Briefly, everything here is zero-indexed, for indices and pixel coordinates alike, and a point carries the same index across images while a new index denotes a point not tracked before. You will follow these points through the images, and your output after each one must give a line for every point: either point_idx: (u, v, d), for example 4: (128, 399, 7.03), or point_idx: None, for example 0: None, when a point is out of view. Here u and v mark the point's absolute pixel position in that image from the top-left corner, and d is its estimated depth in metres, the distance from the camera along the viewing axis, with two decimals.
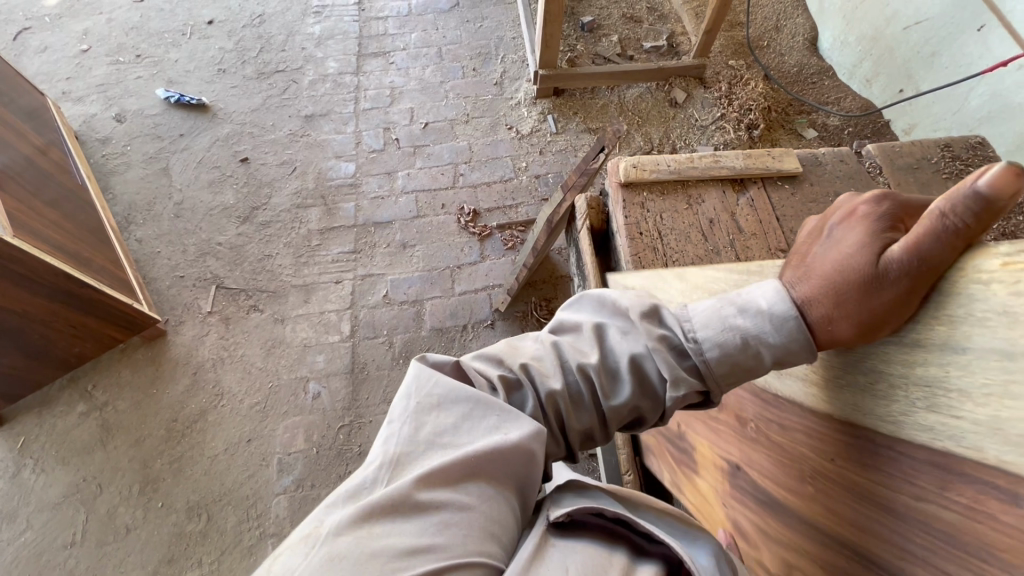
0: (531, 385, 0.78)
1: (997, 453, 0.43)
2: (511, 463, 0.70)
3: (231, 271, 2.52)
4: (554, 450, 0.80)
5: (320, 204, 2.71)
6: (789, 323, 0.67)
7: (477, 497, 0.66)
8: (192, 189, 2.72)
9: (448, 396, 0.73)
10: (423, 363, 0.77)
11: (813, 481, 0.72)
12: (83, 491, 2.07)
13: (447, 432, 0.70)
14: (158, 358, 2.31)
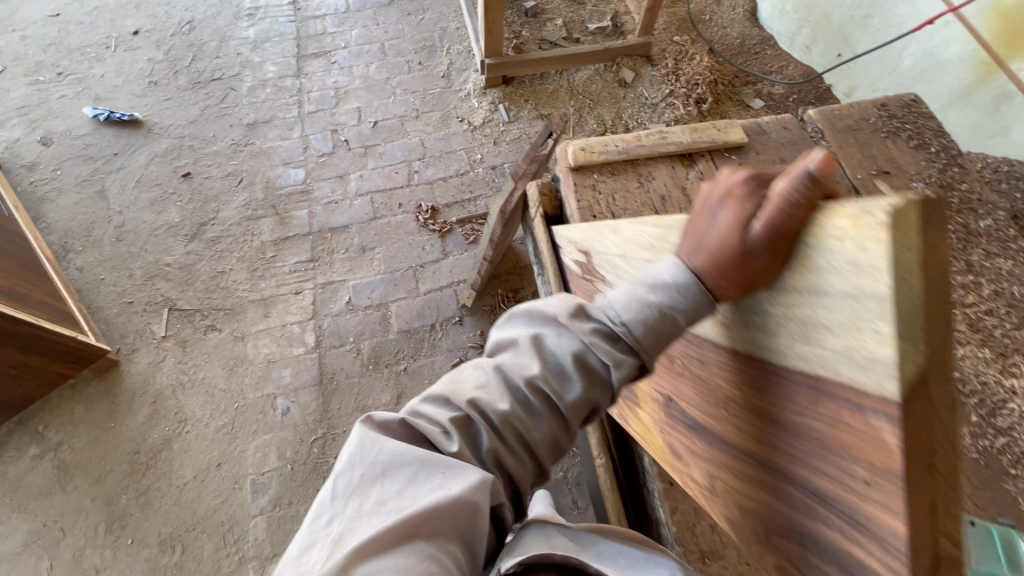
0: (482, 419, 0.73)
1: (853, 376, 0.42)
2: (455, 516, 0.66)
3: (182, 291, 2.41)
4: (520, 467, 0.76)
5: (271, 214, 2.61)
6: (689, 290, 0.61)
7: (420, 557, 0.61)
8: (132, 210, 2.59)
9: (391, 458, 0.68)
10: (364, 425, 0.73)
11: (721, 417, 0.66)
12: (44, 537, 1.97)
13: (390, 496, 0.66)
14: (112, 390, 2.20)
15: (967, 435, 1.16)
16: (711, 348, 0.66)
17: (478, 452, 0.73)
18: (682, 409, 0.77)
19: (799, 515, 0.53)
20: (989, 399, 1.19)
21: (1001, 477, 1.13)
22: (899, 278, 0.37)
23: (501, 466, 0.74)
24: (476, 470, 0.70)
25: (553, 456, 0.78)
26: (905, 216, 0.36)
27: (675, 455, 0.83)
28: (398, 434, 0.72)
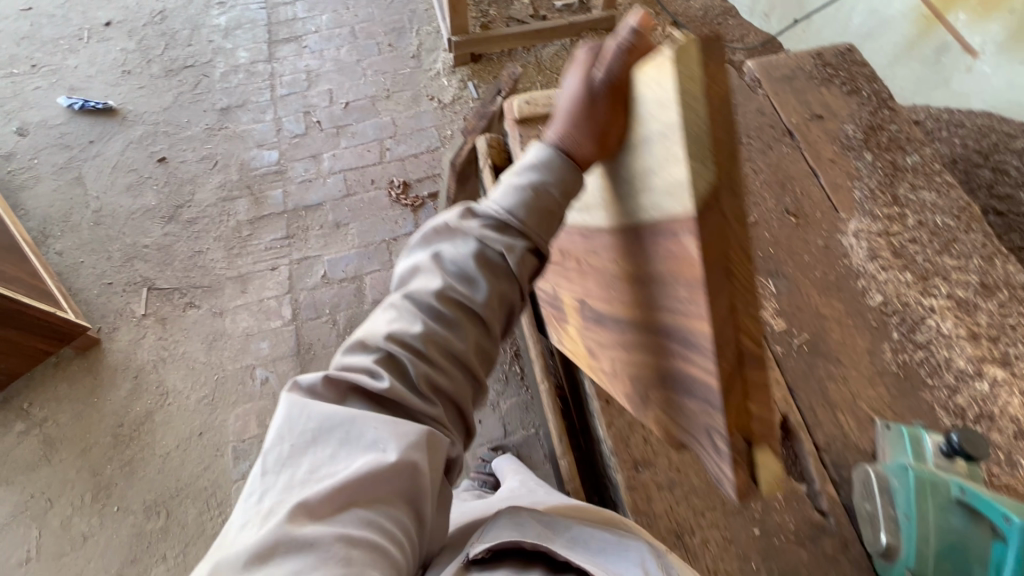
0: (405, 348, 0.73)
1: (671, 208, 0.49)
2: (392, 480, 0.68)
3: (161, 271, 2.47)
4: (455, 384, 0.75)
5: (246, 194, 2.67)
6: (553, 164, 0.71)
7: (358, 523, 0.64)
8: (109, 195, 2.64)
9: (322, 425, 0.69)
10: (291, 392, 0.72)
11: (613, 297, 0.72)
12: (32, 507, 2.03)
13: (323, 462, 0.67)
14: (95, 367, 2.26)
15: (887, 351, 1.23)
16: (599, 235, 0.72)
17: (409, 381, 0.73)
18: (591, 307, 0.84)
19: (661, 358, 0.61)
20: (909, 317, 1.26)
21: (919, 387, 1.20)
22: (685, 106, 0.44)
23: (435, 389, 0.74)
24: (413, 430, 0.71)
25: (484, 366, 0.79)
26: (686, 50, 0.43)
27: (593, 355, 0.89)
28: (326, 397, 0.72)
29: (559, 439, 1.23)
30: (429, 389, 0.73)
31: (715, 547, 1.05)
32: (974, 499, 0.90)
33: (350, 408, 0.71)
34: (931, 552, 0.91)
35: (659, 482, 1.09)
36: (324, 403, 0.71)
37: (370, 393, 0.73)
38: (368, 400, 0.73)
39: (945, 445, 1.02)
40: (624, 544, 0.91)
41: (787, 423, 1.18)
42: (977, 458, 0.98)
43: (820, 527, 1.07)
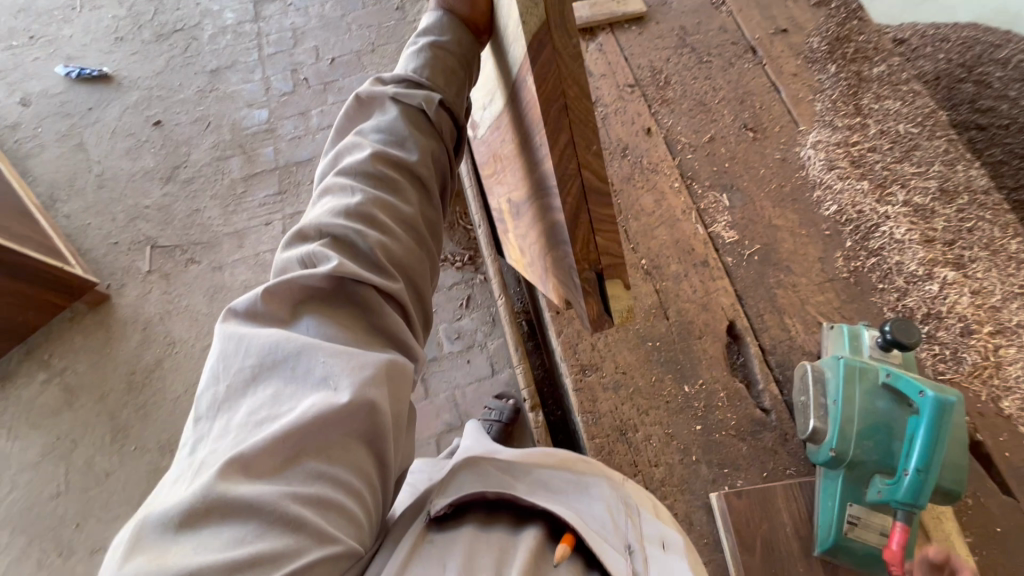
0: (351, 221, 0.65)
1: (521, 57, 0.52)
2: (348, 425, 0.58)
3: (162, 230, 2.58)
4: (406, 252, 0.69)
5: (239, 153, 2.74)
6: (448, 24, 0.74)
7: (307, 477, 0.55)
8: (110, 159, 2.74)
9: (263, 360, 0.60)
10: (231, 322, 0.63)
11: (518, 177, 0.75)
12: (58, 448, 2.20)
13: (264, 405, 0.57)
14: (107, 321, 2.40)
15: (839, 259, 1.25)
16: (501, 116, 0.76)
17: (362, 260, 0.65)
18: (513, 200, 0.87)
19: (545, 217, 0.63)
20: (864, 224, 1.26)
21: (869, 291, 1.21)
22: None
23: (391, 261, 0.67)
24: (370, 358, 0.61)
25: (432, 235, 0.74)
26: None
27: (522, 252, 0.93)
28: (268, 322, 0.63)
29: (514, 350, 1.28)
30: (383, 257, 0.66)
31: (657, 442, 1.11)
32: (899, 381, 0.93)
33: (298, 332, 0.62)
34: (853, 431, 0.94)
35: (605, 384, 1.15)
36: (267, 331, 0.61)
37: (321, 290, 0.65)
38: (315, 299, 0.64)
39: (881, 338, 1.04)
40: (594, 483, 0.82)
41: (734, 328, 1.21)
42: (909, 346, 1.00)
43: (761, 422, 1.11)
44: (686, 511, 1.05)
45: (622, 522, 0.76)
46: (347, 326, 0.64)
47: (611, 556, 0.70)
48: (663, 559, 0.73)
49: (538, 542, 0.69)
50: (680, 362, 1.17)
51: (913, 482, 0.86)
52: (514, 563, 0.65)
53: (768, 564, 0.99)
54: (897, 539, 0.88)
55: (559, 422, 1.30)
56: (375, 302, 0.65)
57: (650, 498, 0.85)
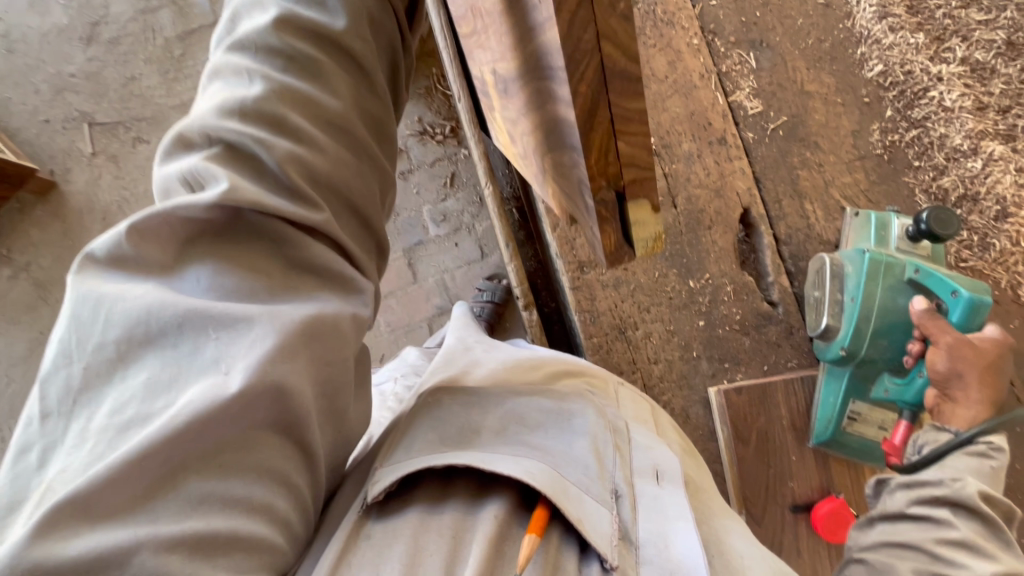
0: (252, 121, 0.42)
1: None
2: (249, 416, 0.41)
3: (97, 104, 2.16)
4: (339, 169, 0.46)
5: (167, 2, 2.21)
6: None
7: (190, 502, 0.39)
8: (11, 13, 2.23)
9: (130, 329, 0.40)
10: (88, 272, 0.41)
11: (506, 46, 0.56)
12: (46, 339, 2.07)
13: (131, 400, 0.39)
14: (60, 210, 2.12)
15: (875, 131, 1.09)
16: None
17: (272, 183, 0.43)
18: (500, 75, 0.68)
19: (543, 108, 0.45)
20: (911, 89, 1.08)
21: (902, 170, 1.08)
22: None
23: (317, 183, 0.44)
24: (284, 317, 0.42)
25: (378, 138, 0.51)
26: None
27: (512, 139, 0.77)
28: (142, 267, 0.41)
29: (505, 246, 1.15)
30: (301, 176, 0.43)
31: (658, 339, 1.06)
32: (930, 279, 0.85)
33: (181, 285, 0.42)
34: (869, 331, 0.88)
35: (604, 282, 1.06)
36: (136, 282, 0.41)
37: (220, 224, 0.43)
38: (209, 241, 0.43)
39: (913, 228, 0.94)
40: (577, 412, 0.67)
41: (748, 216, 1.10)
42: (943, 239, 0.90)
43: (767, 316, 1.06)
44: (684, 407, 1.04)
45: (609, 461, 0.62)
46: (256, 275, 0.43)
47: (593, 516, 0.56)
48: (661, 498, 0.62)
49: (505, 519, 0.54)
50: (686, 257, 1.07)
51: (925, 382, 0.84)
52: (468, 557, 0.50)
53: (764, 453, 1.00)
54: (898, 435, 0.88)
55: (553, 315, 1.26)
56: (299, 239, 0.44)
57: (643, 414, 0.83)
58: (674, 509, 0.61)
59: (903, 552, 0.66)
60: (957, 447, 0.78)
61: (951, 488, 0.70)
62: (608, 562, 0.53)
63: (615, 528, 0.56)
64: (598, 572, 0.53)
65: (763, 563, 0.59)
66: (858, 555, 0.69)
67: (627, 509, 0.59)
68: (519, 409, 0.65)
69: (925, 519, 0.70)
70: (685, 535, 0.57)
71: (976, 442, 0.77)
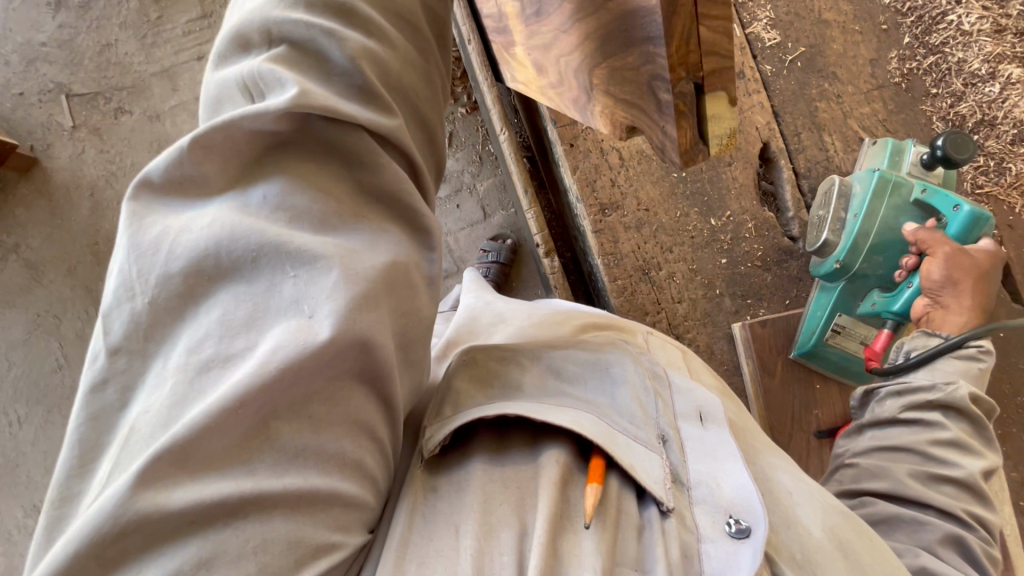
0: (318, 12, 0.36)
1: None
2: (336, 365, 0.33)
3: (72, 74, 1.84)
4: (406, 68, 0.40)
5: None
6: None
7: (285, 457, 0.32)
8: None
9: (198, 261, 0.32)
10: (147, 198, 0.34)
11: None
12: (43, 323, 1.73)
13: (210, 341, 0.32)
14: (46, 189, 1.79)
15: (893, 59, 1.08)
16: None
17: (339, 82, 0.36)
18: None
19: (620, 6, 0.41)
20: (928, 14, 1.08)
21: (920, 98, 1.07)
22: None
23: (388, 85, 0.39)
24: (363, 262, 0.34)
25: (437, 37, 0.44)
26: None
27: (529, 67, 0.68)
28: (205, 191, 0.35)
29: (524, 193, 1.14)
30: (375, 75, 0.37)
31: (681, 279, 1.06)
32: (934, 198, 0.86)
33: (248, 208, 0.34)
34: (866, 246, 0.89)
35: (626, 224, 1.06)
36: (198, 213, 0.34)
37: (277, 139, 0.36)
38: (273, 159, 0.36)
39: (928, 155, 0.92)
40: (615, 360, 0.54)
41: (766, 151, 1.09)
42: (957, 164, 0.88)
43: (787, 251, 1.07)
44: (708, 342, 1.05)
45: (652, 405, 0.51)
46: (324, 197, 0.36)
47: (643, 462, 0.46)
48: (705, 441, 0.50)
49: (567, 465, 0.45)
50: (707, 195, 1.07)
51: (914, 293, 0.84)
52: (537, 512, 0.42)
53: (787, 383, 1.03)
54: (879, 341, 0.89)
55: (570, 264, 1.24)
56: (372, 155, 0.37)
57: (674, 359, 0.69)
58: (721, 448, 0.49)
59: (896, 455, 0.67)
60: (947, 351, 0.78)
61: (943, 393, 0.69)
62: (665, 505, 0.44)
63: (668, 472, 0.46)
64: (656, 517, 0.44)
65: (816, 497, 0.50)
66: (850, 459, 0.71)
67: (676, 452, 0.48)
68: (560, 359, 0.54)
69: (916, 424, 0.69)
70: (736, 471, 0.47)
71: (966, 347, 0.78)
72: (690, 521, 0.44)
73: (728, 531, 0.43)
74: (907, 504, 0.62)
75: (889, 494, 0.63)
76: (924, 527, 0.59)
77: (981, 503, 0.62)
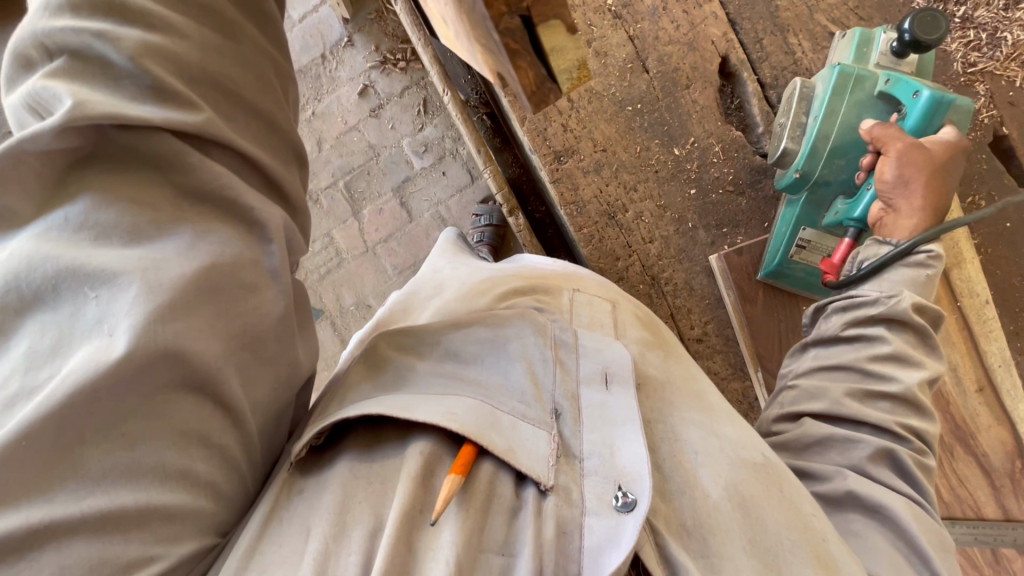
0: (86, 13, 0.36)
1: None
2: (148, 381, 0.35)
3: None
4: (210, 57, 0.40)
5: None
6: None
7: (90, 483, 0.34)
8: None
9: (2, 297, 0.34)
10: None
11: None
12: None
13: (15, 372, 0.34)
14: None
15: None
16: None
17: (127, 86, 0.36)
18: None
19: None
20: None
21: None
22: None
23: (187, 78, 0.38)
24: (170, 270, 0.36)
25: (253, 20, 0.43)
26: None
27: None
28: (5, 226, 0.35)
29: (478, 152, 1.10)
30: (165, 72, 0.37)
31: (650, 217, 1.01)
32: (896, 86, 0.78)
33: (51, 233, 0.35)
34: (826, 150, 0.83)
35: (584, 168, 1.01)
36: (3, 247, 0.35)
37: (77, 154, 0.36)
38: (78, 176, 0.36)
39: (897, 42, 0.84)
40: (515, 335, 0.58)
41: (727, 66, 1.01)
42: (928, 47, 0.80)
43: (761, 169, 1.01)
44: (686, 279, 1.02)
45: (547, 378, 0.56)
46: (135, 206, 0.37)
47: (526, 442, 0.50)
48: (609, 405, 0.56)
49: (433, 454, 0.48)
50: (667, 121, 1.01)
51: (873, 198, 0.76)
52: (393, 502, 0.45)
53: (771, 310, 0.99)
54: (838, 252, 0.79)
55: (545, 219, 1.21)
56: (181, 158, 0.38)
57: (600, 320, 0.71)
58: (619, 413, 0.55)
59: (835, 374, 0.66)
60: (897, 260, 0.69)
61: (887, 306, 0.66)
62: (543, 484, 0.48)
63: (553, 448, 0.51)
64: (534, 496, 0.48)
65: (721, 453, 0.56)
66: (791, 380, 0.69)
67: (568, 424, 0.53)
68: (467, 343, 0.57)
69: (858, 340, 0.67)
70: (631, 443, 0.53)
71: (916, 252, 0.69)
72: (576, 497, 0.49)
73: (614, 504, 0.48)
74: (842, 425, 0.62)
75: (825, 415, 0.63)
76: (856, 445, 0.60)
77: (919, 414, 0.62)
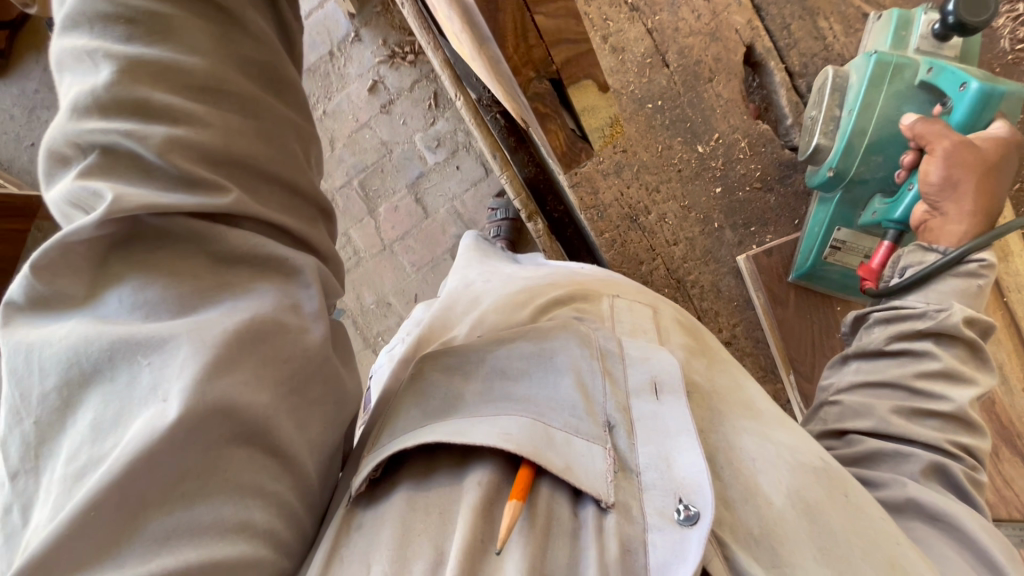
0: (113, 113, 0.34)
1: None
2: (205, 437, 0.33)
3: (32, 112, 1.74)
4: (234, 141, 0.37)
5: None
6: None
7: (153, 544, 0.31)
8: None
9: (67, 374, 0.33)
10: (14, 323, 0.34)
11: None
12: None
13: (82, 445, 0.32)
14: None
15: None
16: None
17: (163, 179, 0.35)
18: None
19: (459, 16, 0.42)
20: None
21: None
22: None
23: (211, 162, 0.36)
24: (213, 328, 0.34)
25: (273, 93, 0.41)
26: None
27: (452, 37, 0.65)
28: (63, 308, 0.34)
29: (493, 157, 1.08)
30: (194, 163, 0.35)
31: (674, 219, 0.98)
32: (941, 76, 0.73)
33: (107, 319, 0.34)
34: (863, 146, 0.78)
35: (603, 171, 0.97)
36: (61, 323, 0.34)
37: (119, 239, 0.35)
38: (120, 257, 0.35)
39: (940, 24, 0.77)
40: (561, 347, 0.52)
41: (753, 55, 0.97)
42: (975, 29, 0.74)
43: (790, 163, 0.96)
44: (714, 281, 0.98)
45: (598, 389, 0.49)
46: (178, 279, 0.35)
47: (582, 459, 0.44)
48: (661, 414, 0.49)
49: (492, 484, 0.43)
50: (690, 118, 0.96)
51: (915, 198, 0.72)
52: (454, 535, 0.41)
53: (803, 311, 0.95)
54: (877, 258, 0.76)
55: (565, 218, 1.18)
56: (209, 230, 0.37)
57: (643, 324, 0.65)
58: (675, 423, 0.48)
59: (881, 391, 0.62)
60: (944, 270, 0.65)
61: (935, 321, 0.62)
62: (603, 501, 0.43)
63: (610, 463, 0.45)
64: (594, 514, 0.43)
65: (779, 460, 0.50)
66: (833, 395, 0.65)
67: (623, 437, 0.47)
68: (510, 359, 0.51)
69: (904, 354, 0.63)
70: (688, 450, 0.46)
71: (966, 262, 0.65)
72: (636, 513, 0.43)
73: (677, 518, 0.42)
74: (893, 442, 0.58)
75: (874, 432, 0.59)
76: (906, 459, 0.56)
77: (969, 431, 0.59)
